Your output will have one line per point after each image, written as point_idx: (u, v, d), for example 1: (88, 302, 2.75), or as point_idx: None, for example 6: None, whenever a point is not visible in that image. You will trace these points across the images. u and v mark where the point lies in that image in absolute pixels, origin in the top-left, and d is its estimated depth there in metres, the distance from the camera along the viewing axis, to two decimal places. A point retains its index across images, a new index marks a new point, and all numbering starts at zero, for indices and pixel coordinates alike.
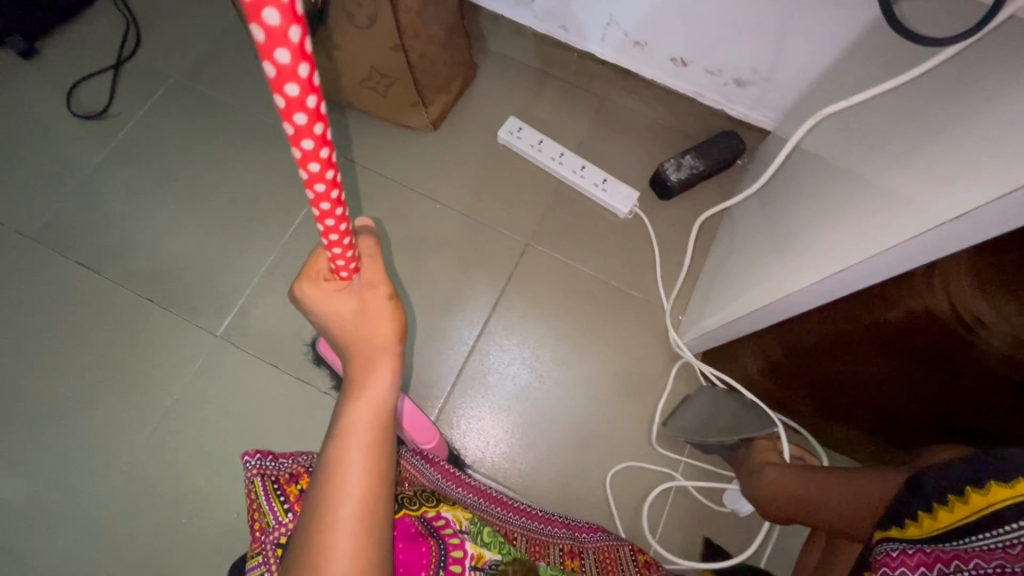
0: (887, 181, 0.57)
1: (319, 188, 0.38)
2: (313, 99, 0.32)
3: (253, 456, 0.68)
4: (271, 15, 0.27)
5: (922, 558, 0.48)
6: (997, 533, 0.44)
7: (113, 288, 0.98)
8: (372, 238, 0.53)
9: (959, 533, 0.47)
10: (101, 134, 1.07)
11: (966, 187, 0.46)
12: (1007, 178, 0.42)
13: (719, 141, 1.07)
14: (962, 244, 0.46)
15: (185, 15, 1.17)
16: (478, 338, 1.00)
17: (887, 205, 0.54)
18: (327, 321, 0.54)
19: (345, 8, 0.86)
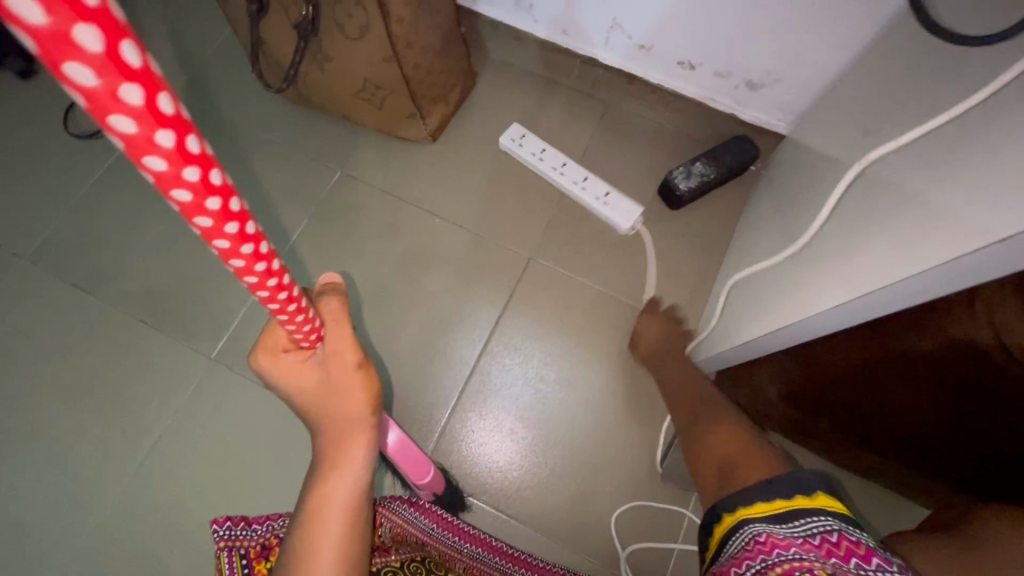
0: (917, 192, 0.52)
1: (248, 275, 0.36)
2: (213, 196, 0.29)
3: (222, 526, 0.69)
4: (125, 125, 0.22)
5: (763, 544, 0.45)
6: (827, 525, 0.45)
7: (108, 309, 0.96)
8: (337, 299, 0.51)
9: (792, 518, 0.47)
10: (97, 153, 1.06)
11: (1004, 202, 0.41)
12: None
13: (731, 147, 1.02)
14: (999, 273, 0.41)
15: (182, 29, 1.16)
16: (479, 358, 0.96)
17: (916, 220, 0.49)
18: (293, 390, 0.53)
19: (335, 18, 0.83)
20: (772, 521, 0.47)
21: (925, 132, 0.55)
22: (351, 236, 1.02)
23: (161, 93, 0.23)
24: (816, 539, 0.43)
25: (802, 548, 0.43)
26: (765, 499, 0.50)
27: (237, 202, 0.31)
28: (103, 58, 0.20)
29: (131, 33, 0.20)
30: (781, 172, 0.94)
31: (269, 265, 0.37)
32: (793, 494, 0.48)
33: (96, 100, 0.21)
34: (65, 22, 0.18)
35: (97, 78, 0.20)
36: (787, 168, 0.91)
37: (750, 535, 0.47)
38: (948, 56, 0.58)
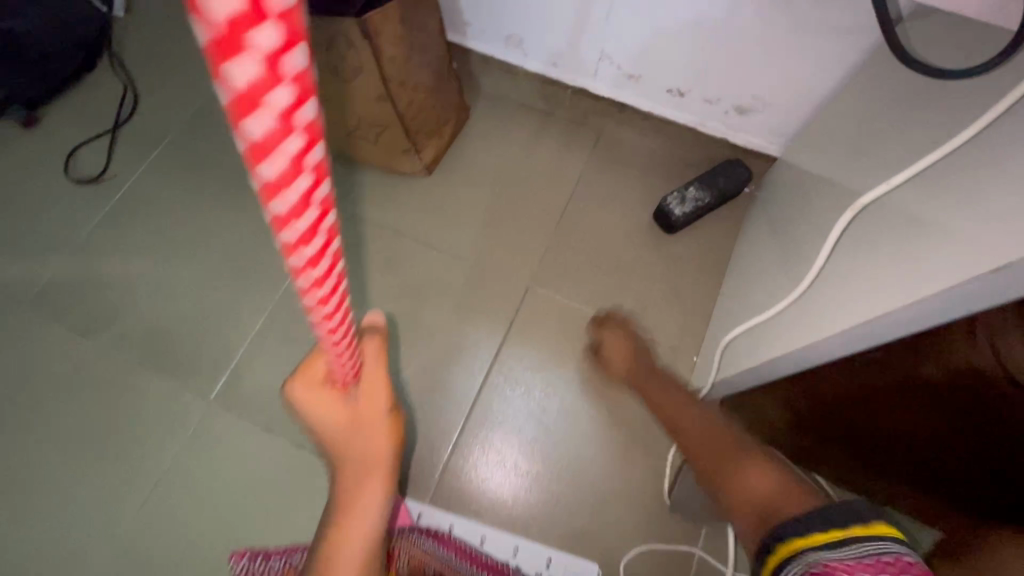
0: (911, 216, 0.51)
1: (322, 315, 0.35)
2: (320, 242, 0.28)
3: (239, 559, 0.80)
4: (273, 170, 0.23)
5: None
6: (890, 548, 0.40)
7: (106, 353, 0.96)
8: (378, 339, 0.50)
9: (857, 543, 0.41)
10: (97, 197, 1.07)
11: (996, 233, 0.41)
12: None
13: (723, 170, 1.03)
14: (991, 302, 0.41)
15: (182, 75, 1.18)
16: (480, 391, 0.94)
17: (910, 246, 0.49)
18: (319, 429, 0.52)
19: (329, 60, 0.86)
20: (834, 547, 0.41)
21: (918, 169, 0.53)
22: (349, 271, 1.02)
23: (313, 141, 0.23)
24: (892, 560, 0.39)
25: (898, 573, 0.39)
26: (813, 530, 0.43)
27: (338, 246, 0.30)
28: (282, 112, 0.20)
29: (315, 92, 0.21)
30: (775, 194, 0.94)
31: (342, 303, 0.35)
32: (828, 526, 0.42)
33: (259, 148, 0.22)
34: (267, 79, 0.19)
35: (269, 124, 0.21)
36: (781, 190, 0.92)
37: (835, 561, 0.40)
38: (928, 81, 0.59)
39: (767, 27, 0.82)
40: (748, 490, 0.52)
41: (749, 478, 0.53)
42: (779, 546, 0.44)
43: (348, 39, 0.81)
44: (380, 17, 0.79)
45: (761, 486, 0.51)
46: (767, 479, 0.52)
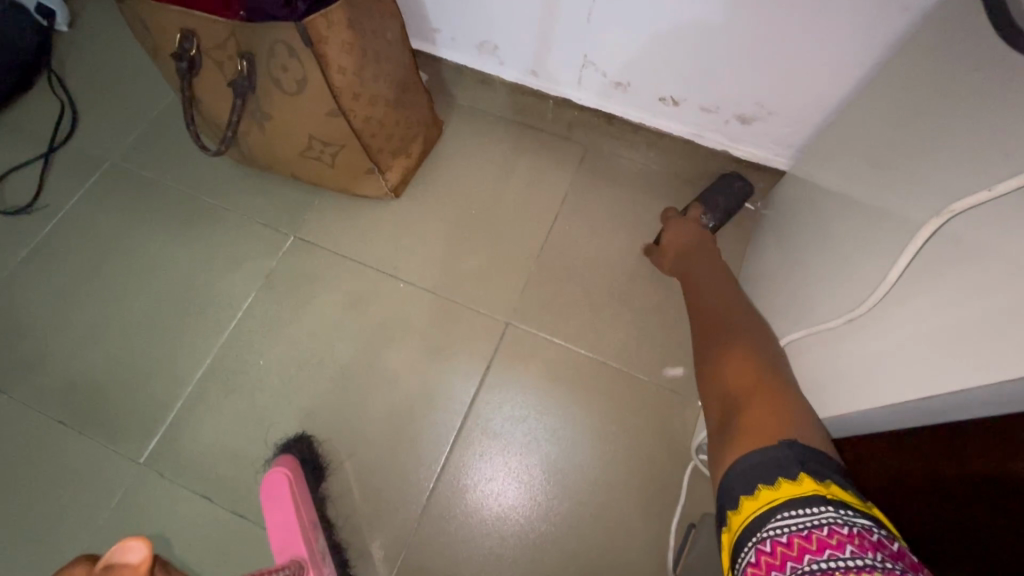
0: (975, 247, 0.40)
1: None
2: None
3: None
4: None
5: (772, 556, 0.33)
6: (835, 513, 0.34)
7: (24, 411, 0.84)
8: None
9: (800, 505, 0.35)
10: (25, 231, 0.96)
11: None
12: None
13: (721, 186, 0.91)
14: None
15: (127, 93, 1.08)
16: (454, 444, 0.82)
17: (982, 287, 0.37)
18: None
19: (271, 72, 0.75)
20: (775, 512, 0.35)
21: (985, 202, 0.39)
22: (305, 308, 0.90)
23: None
24: (845, 532, 0.32)
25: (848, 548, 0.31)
26: (761, 484, 0.38)
27: None
28: None
29: None
30: (784, 213, 0.83)
31: None
32: (778, 478, 0.37)
33: None
34: None
35: None
36: (791, 210, 0.81)
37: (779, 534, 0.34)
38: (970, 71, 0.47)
39: (771, 25, 0.72)
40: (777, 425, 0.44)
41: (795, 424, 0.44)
42: (731, 513, 0.38)
43: (289, 47, 0.71)
44: (323, 21, 0.69)
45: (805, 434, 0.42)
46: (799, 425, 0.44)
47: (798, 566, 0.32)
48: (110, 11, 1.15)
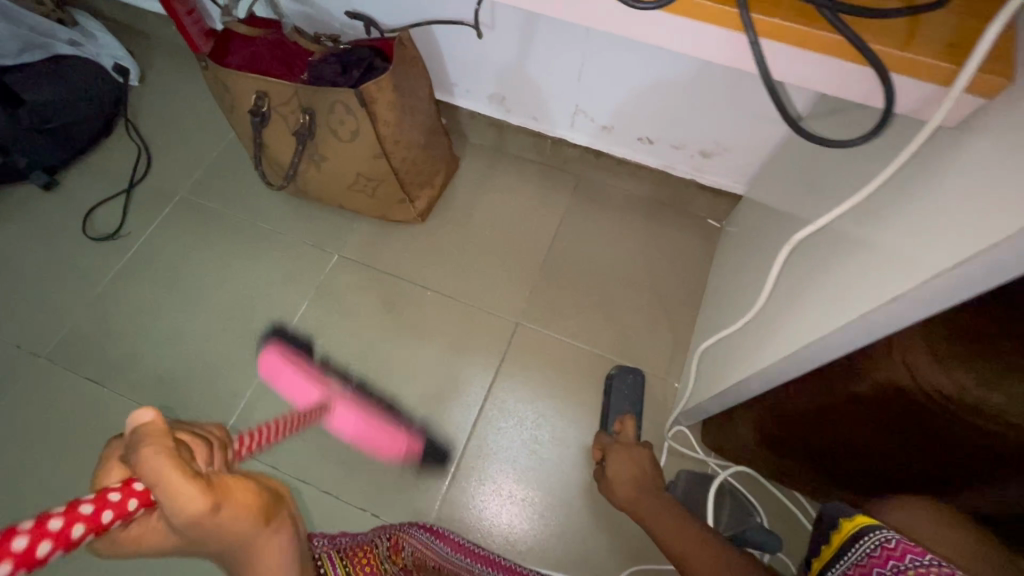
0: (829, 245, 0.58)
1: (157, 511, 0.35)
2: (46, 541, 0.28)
3: None
4: None
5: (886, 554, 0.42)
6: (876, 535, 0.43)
7: (120, 401, 1.01)
8: (151, 443, 0.32)
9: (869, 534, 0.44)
10: (112, 253, 1.14)
11: (886, 261, 0.46)
12: (932, 254, 0.41)
13: (617, 382, 1.00)
14: (916, 319, 0.44)
15: (191, 137, 1.27)
16: (476, 422, 1.00)
17: (828, 268, 0.55)
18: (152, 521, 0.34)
19: (329, 125, 0.95)
20: (870, 533, 0.44)
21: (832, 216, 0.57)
22: (348, 314, 1.09)
23: None
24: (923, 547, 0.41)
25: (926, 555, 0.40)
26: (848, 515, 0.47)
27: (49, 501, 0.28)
28: None
29: None
30: (741, 230, 1.03)
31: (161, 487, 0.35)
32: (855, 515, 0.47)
33: None
34: None
35: None
36: (745, 227, 1.01)
37: (868, 548, 0.43)
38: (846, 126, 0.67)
39: (719, 82, 0.93)
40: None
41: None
42: (832, 533, 0.48)
43: (346, 106, 0.90)
44: (374, 87, 0.89)
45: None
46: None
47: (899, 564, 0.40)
48: (174, 67, 1.36)
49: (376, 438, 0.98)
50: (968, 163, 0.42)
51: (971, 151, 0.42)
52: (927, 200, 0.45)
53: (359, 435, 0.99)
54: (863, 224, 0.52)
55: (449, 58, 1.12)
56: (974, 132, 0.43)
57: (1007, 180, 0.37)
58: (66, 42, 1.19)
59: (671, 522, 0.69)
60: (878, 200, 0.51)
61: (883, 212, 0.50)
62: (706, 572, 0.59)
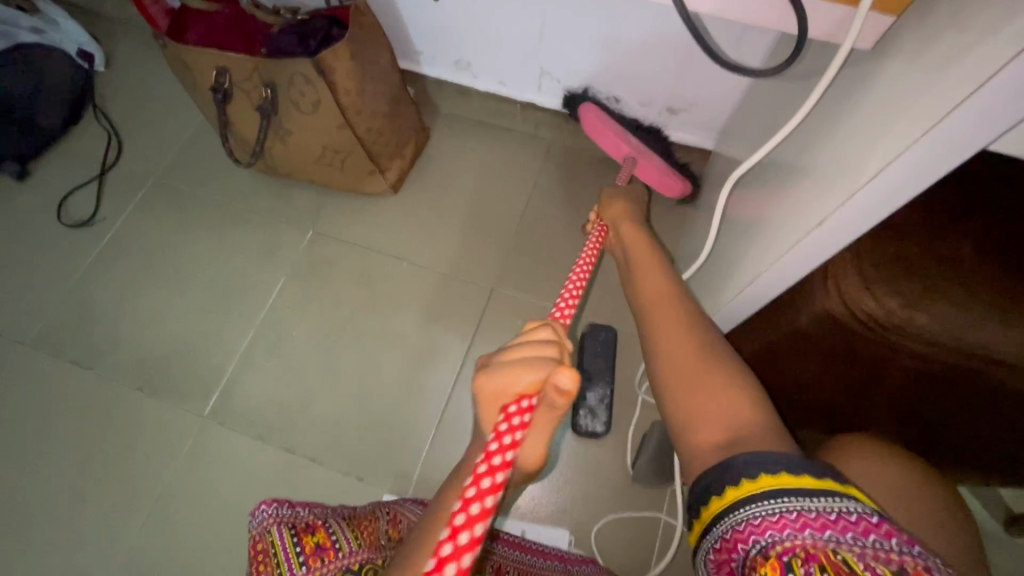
0: (770, 179, 0.59)
1: (486, 472, 0.36)
2: (466, 533, 0.34)
3: (269, 505, 0.57)
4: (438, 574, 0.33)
5: (806, 521, 0.36)
6: (785, 499, 0.38)
7: (107, 382, 1.03)
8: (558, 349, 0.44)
9: (770, 496, 0.38)
10: (89, 239, 1.15)
11: (815, 188, 0.47)
12: (854, 176, 0.42)
13: (587, 344, 1.01)
14: (845, 243, 0.45)
15: (162, 119, 1.27)
16: (454, 389, 1.01)
17: (770, 201, 0.56)
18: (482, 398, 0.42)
19: (290, 97, 0.95)
20: (765, 500, 0.38)
21: (773, 151, 0.58)
22: (325, 288, 1.10)
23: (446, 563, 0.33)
24: (834, 517, 0.36)
25: (856, 534, 0.35)
26: (763, 471, 0.40)
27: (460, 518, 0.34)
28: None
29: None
30: (710, 184, 1.03)
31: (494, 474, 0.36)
32: (761, 473, 0.40)
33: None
34: None
35: None
36: (713, 181, 1.01)
37: (768, 513, 0.38)
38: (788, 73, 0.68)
39: (677, 33, 0.92)
40: (711, 408, 0.48)
41: (709, 386, 0.50)
42: (717, 497, 0.41)
43: (305, 77, 0.90)
44: (332, 56, 0.89)
45: (710, 407, 0.48)
46: (736, 405, 0.48)
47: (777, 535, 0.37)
48: (139, 50, 1.35)
49: (656, 178, 1.03)
50: (882, 85, 0.43)
51: (883, 73, 0.44)
52: (848, 125, 0.46)
53: (341, 404, 1.01)
54: (798, 156, 0.53)
55: (411, 27, 1.11)
56: (885, 54, 0.44)
57: (915, 97, 0.38)
58: (28, 30, 1.16)
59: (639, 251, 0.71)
60: (810, 130, 0.52)
61: (814, 144, 0.50)
62: (708, 384, 0.50)
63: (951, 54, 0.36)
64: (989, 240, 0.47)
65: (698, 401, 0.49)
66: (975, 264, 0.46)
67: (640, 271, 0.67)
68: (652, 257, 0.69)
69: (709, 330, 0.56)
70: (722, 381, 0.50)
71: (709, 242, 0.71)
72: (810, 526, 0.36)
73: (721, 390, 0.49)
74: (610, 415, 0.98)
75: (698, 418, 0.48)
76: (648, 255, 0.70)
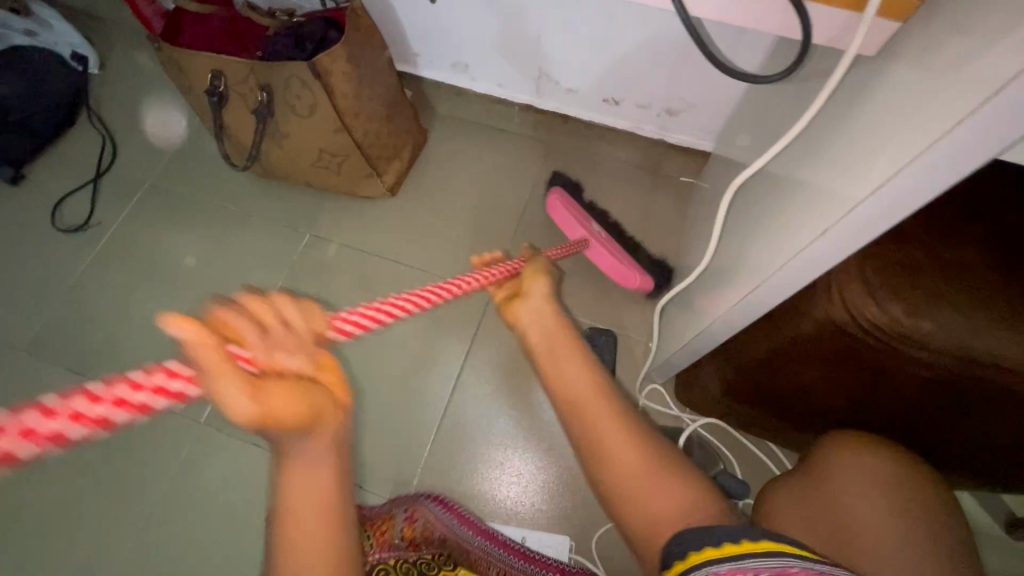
0: (773, 184, 0.58)
1: (143, 383, 0.38)
2: (88, 417, 0.35)
3: None
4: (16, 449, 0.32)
5: (802, 574, 0.43)
6: (788, 558, 0.43)
7: (102, 389, 1.02)
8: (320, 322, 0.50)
9: (776, 553, 0.43)
10: (84, 244, 1.14)
11: (819, 195, 0.47)
12: (859, 184, 0.41)
13: (588, 349, 0.99)
14: (848, 252, 0.44)
15: (157, 122, 1.26)
16: (454, 394, 1.01)
17: (773, 206, 0.56)
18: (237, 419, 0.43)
19: (286, 100, 0.94)
20: (769, 558, 0.43)
21: (776, 156, 0.58)
22: (323, 291, 1.09)
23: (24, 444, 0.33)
24: (820, 573, 0.43)
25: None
26: (764, 538, 0.44)
27: (91, 408, 0.35)
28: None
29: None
30: (709, 185, 1.02)
31: (157, 379, 0.38)
32: (765, 539, 0.44)
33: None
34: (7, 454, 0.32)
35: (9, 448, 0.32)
36: (712, 183, 1.01)
37: (776, 568, 0.43)
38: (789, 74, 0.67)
39: (676, 34, 0.91)
40: (661, 510, 0.48)
41: (657, 484, 0.49)
42: (715, 547, 0.43)
43: (302, 80, 0.90)
44: (328, 58, 0.88)
45: (660, 507, 0.48)
46: (687, 500, 0.48)
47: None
48: (134, 51, 1.34)
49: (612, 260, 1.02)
50: (888, 90, 0.43)
51: (889, 78, 0.43)
52: (853, 132, 0.45)
53: None
54: (800, 162, 0.52)
55: (409, 29, 1.10)
56: (891, 59, 0.44)
57: (921, 103, 0.38)
58: (22, 33, 1.15)
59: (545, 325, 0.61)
60: (814, 136, 0.52)
61: (818, 149, 0.50)
62: (656, 488, 0.49)
63: (958, 60, 0.36)
64: (994, 246, 0.46)
65: (651, 506, 0.48)
66: (981, 271, 0.45)
67: (559, 363, 0.57)
68: (568, 345, 0.58)
69: (638, 419, 0.54)
70: (668, 478, 0.49)
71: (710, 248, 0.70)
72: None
73: (671, 492, 0.48)
74: None
75: (651, 518, 0.48)
76: (555, 323, 0.61)
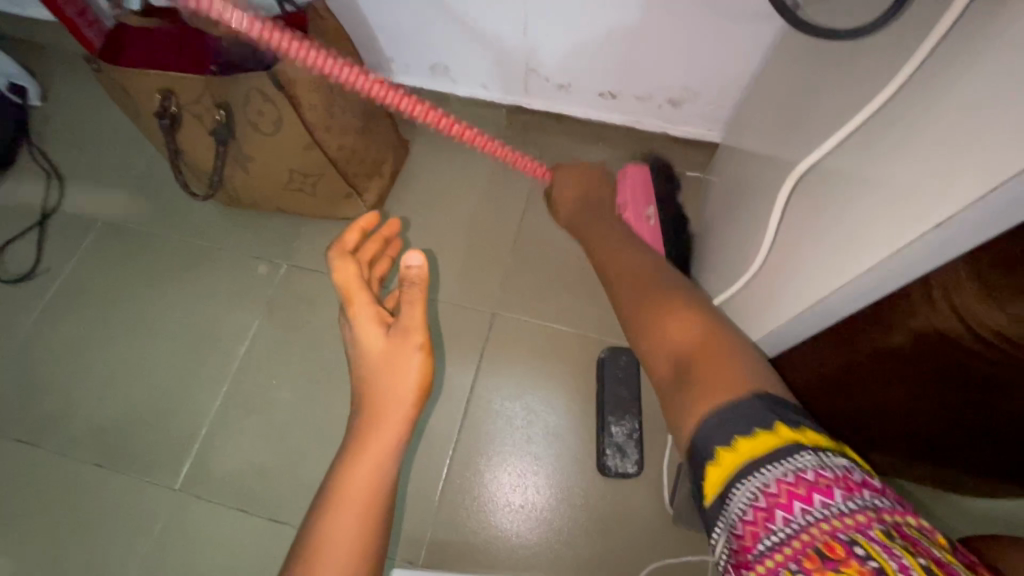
0: (837, 173, 0.49)
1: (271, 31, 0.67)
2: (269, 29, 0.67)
3: None
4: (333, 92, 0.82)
5: (813, 484, 0.34)
6: (797, 462, 0.35)
7: (59, 462, 0.90)
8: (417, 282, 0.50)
9: (771, 461, 0.35)
10: (31, 296, 1.02)
11: (918, 181, 0.38)
12: (1000, 160, 0.32)
13: (609, 371, 0.92)
14: (970, 245, 0.36)
15: (108, 154, 1.14)
16: (461, 430, 0.90)
17: (844, 199, 0.47)
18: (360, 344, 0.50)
19: (248, 117, 0.83)
20: (772, 464, 0.35)
21: (838, 139, 0.49)
22: (306, 328, 0.97)
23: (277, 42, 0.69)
24: (830, 475, 0.34)
25: (849, 494, 0.33)
26: (741, 435, 0.36)
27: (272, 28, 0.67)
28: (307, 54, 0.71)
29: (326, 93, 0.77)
30: (722, 178, 0.94)
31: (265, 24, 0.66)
32: (739, 437, 0.37)
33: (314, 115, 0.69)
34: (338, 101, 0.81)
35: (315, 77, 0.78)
36: (725, 176, 0.92)
37: (778, 476, 0.35)
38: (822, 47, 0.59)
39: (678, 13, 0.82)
40: (670, 339, 0.45)
41: (670, 317, 0.46)
42: (704, 475, 0.38)
43: (263, 93, 0.79)
44: (292, 66, 0.78)
45: (670, 334, 0.45)
46: (699, 329, 0.45)
47: (789, 516, 0.34)
48: (79, 80, 1.22)
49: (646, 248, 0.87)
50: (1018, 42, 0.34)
51: None
52: (967, 100, 0.36)
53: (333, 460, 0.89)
54: (882, 144, 0.44)
55: (381, 31, 1.00)
56: None
57: None
58: None
59: (624, 252, 0.61)
60: (899, 112, 0.43)
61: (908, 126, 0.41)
62: (665, 316, 0.47)
63: None
64: None
65: (674, 345, 0.44)
66: None
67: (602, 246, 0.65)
68: (618, 245, 0.64)
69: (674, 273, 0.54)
70: (690, 314, 0.46)
71: (760, 249, 0.61)
72: (824, 497, 0.33)
73: (682, 321, 0.46)
74: (640, 451, 0.88)
75: (667, 348, 0.45)
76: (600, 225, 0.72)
